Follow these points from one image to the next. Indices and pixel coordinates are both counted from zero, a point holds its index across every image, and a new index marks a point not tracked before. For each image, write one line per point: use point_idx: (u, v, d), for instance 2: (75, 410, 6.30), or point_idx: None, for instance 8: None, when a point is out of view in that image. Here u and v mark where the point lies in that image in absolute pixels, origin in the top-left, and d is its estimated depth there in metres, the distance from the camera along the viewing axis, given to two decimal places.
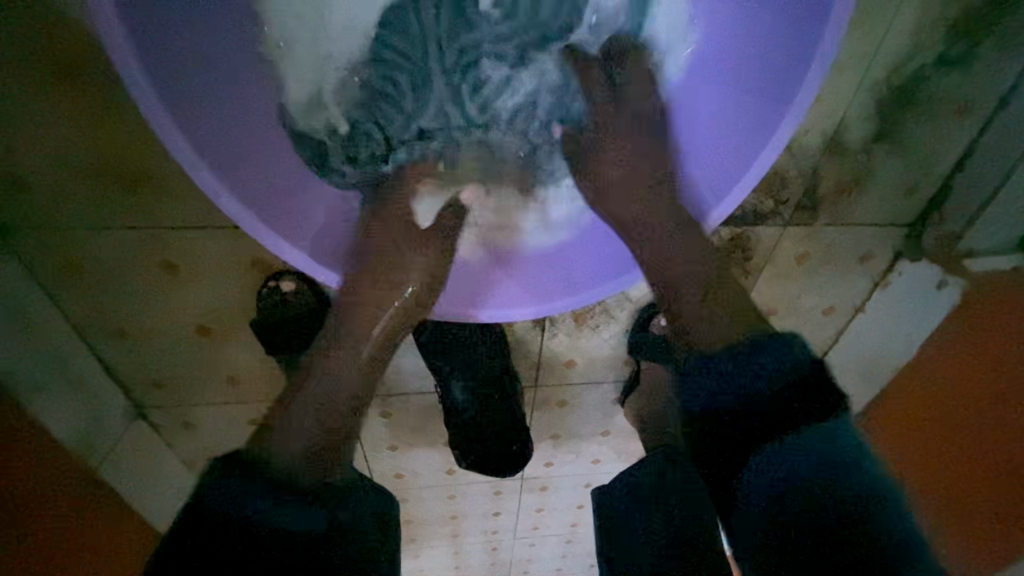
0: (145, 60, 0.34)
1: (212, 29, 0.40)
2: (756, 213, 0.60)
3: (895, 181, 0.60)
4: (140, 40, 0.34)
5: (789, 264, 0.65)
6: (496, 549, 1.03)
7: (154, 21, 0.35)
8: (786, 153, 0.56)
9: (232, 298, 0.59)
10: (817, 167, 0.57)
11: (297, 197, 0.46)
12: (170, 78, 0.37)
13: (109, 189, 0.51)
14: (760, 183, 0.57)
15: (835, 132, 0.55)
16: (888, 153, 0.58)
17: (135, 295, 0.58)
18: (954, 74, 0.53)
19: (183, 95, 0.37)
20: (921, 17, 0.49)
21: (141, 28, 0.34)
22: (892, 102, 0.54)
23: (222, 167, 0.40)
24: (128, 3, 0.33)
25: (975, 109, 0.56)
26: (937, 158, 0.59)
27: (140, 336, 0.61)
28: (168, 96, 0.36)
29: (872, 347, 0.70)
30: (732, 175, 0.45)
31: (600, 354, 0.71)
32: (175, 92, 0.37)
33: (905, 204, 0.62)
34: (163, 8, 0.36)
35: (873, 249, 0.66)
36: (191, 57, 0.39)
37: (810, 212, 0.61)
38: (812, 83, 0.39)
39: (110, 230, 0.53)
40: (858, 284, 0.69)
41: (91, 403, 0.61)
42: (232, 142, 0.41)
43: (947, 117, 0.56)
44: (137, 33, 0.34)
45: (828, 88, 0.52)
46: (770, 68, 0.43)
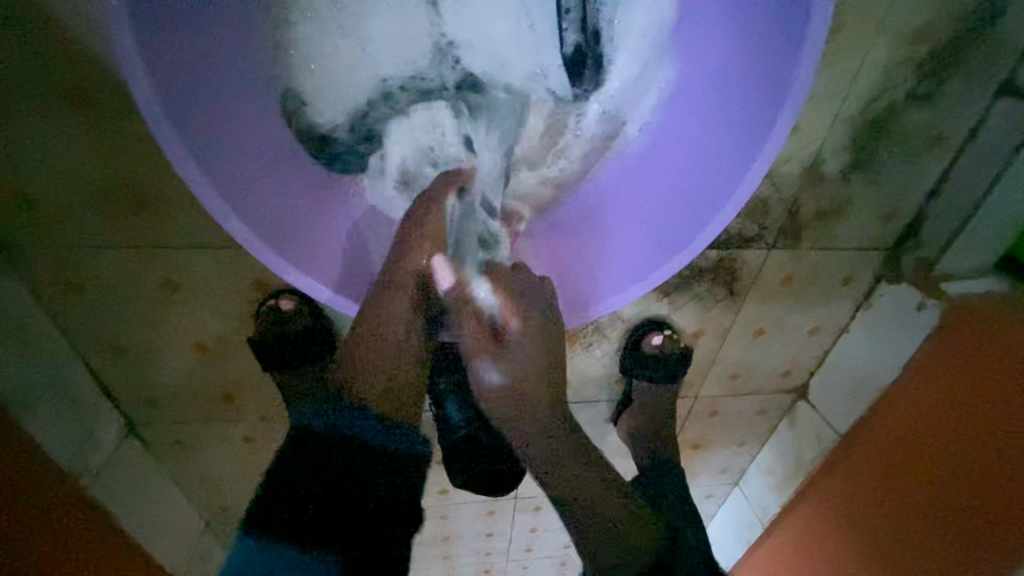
0: (162, 95, 0.38)
1: (229, 63, 0.44)
2: (741, 237, 0.62)
3: (873, 207, 0.63)
4: (159, 77, 0.37)
5: (774, 286, 0.67)
6: (490, 571, 1.02)
7: (174, 60, 0.39)
8: (768, 181, 0.58)
9: (231, 317, 0.60)
10: (798, 193, 0.60)
11: (302, 216, 0.49)
12: (187, 110, 0.40)
13: (114, 211, 0.52)
14: (745, 208, 0.60)
15: (815, 161, 0.58)
16: (866, 181, 0.60)
17: (136, 314, 0.58)
18: (924, 108, 0.56)
19: (200, 128, 0.41)
20: (890, 55, 0.53)
21: (159, 64, 0.37)
22: (867, 133, 0.57)
23: (233, 193, 0.43)
24: (147, 45, 0.36)
25: (947, 140, 0.59)
26: (911, 186, 0.62)
27: (138, 355, 0.61)
28: (184, 128, 0.39)
29: (857, 370, 0.73)
30: (693, 228, 0.49)
31: (592, 373, 0.72)
32: (190, 123, 0.40)
33: (884, 229, 0.65)
34: (182, 47, 0.39)
35: (854, 271, 0.68)
36: (208, 90, 0.42)
37: (792, 237, 0.63)
38: (785, 127, 0.43)
39: (114, 251, 0.54)
40: (840, 305, 0.71)
41: (86, 422, 0.61)
42: (245, 167, 0.44)
43: (920, 147, 0.59)
44: (156, 70, 0.37)
45: (806, 120, 0.55)
46: (745, 108, 0.46)
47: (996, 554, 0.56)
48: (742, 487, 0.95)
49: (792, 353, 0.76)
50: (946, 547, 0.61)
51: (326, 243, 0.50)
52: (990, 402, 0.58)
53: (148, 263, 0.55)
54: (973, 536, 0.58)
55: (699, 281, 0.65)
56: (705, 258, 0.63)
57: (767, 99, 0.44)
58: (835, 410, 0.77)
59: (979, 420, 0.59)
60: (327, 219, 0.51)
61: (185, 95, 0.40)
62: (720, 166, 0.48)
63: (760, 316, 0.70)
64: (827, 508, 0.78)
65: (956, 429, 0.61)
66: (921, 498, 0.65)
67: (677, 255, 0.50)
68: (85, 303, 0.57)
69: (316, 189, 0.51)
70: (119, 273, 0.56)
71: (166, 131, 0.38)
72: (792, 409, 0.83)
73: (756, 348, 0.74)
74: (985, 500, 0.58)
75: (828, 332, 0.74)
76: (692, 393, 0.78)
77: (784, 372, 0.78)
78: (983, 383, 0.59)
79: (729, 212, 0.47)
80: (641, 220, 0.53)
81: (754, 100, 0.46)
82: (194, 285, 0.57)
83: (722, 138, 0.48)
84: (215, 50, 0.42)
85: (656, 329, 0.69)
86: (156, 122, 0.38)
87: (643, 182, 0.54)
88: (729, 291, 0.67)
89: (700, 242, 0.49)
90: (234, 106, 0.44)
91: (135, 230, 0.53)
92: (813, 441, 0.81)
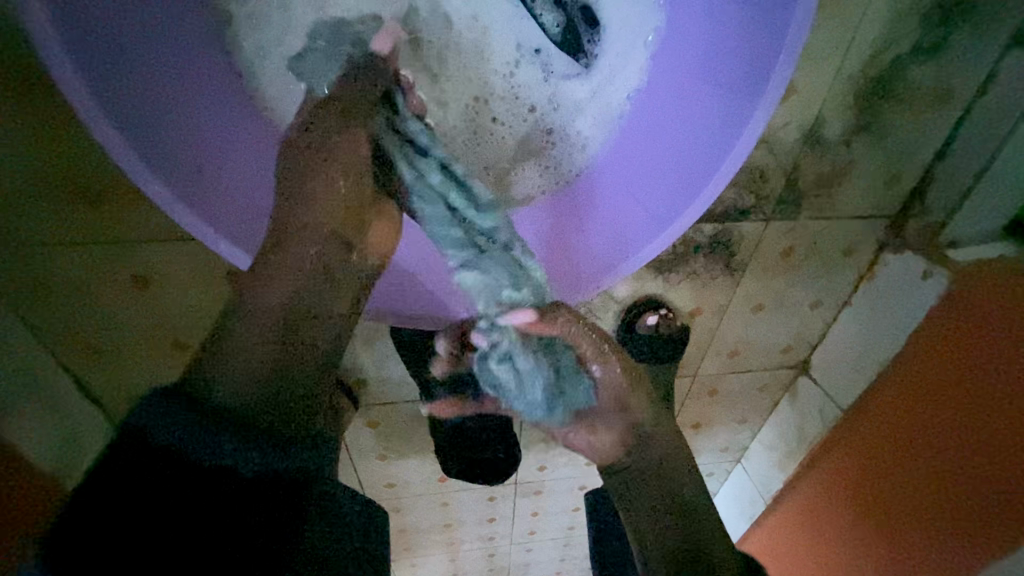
0: (72, 45, 0.34)
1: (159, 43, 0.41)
2: (737, 209, 0.59)
3: (876, 172, 0.59)
4: (83, 57, 0.35)
5: (774, 260, 0.65)
6: (493, 554, 1.02)
7: (97, 37, 0.36)
8: (765, 147, 0.55)
9: (209, 313, 0.58)
10: (797, 160, 0.57)
11: (256, 205, 0.46)
12: (112, 91, 0.37)
13: (74, 205, 0.49)
14: (740, 179, 0.57)
15: (814, 125, 0.55)
16: (869, 145, 0.57)
17: (112, 314, 0.56)
18: (931, 62, 0.53)
19: (132, 112, 0.38)
20: (894, 6, 0.49)
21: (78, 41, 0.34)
22: (870, 92, 0.53)
23: (175, 178, 0.40)
24: (66, 20, 0.33)
25: (955, 96, 0.55)
26: (916, 149, 0.58)
27: (118, 354, 0.59)
28: (112, 111, 0.37)
29: (859, 341, 0.72)
30: (692, 184, 0.44)
31: None
32: (118, 106, 0.37)
33: (888, 195, 0.62)
34: (103, 25, 0.36)
35: (857, 241, 0.65)
36: (136, 69, 0.39)
37: (792, 208, 0.60)
38: (780, 82, 0.38)
39: (76, 246, 0.51)
40: (842, 277, 0.69)
41: (74, 426, 0.59)
42: (190, 152, 0.42)
43: (926, 105, 0.55)
44: (77, 48, 0.34)
45: (804, 80, 0.52)
46: (739, 63, 0.41)
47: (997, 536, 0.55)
48: (744, 463, 0.95)
49: (794, 328, 0.74)
50: (976, 531, 0.57)
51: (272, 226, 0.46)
52: (998, 381, 0.56)
53: (109, 259, 0.53)
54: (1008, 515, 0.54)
55: (695, 258, 0.63)
56: (701, 233, 0.60)
57: (755, 35, 0.39)
58: (836, 385, 0.76)
59: (987, 399, 0.57)
60: (273, 202, 0.47)
61: (96, 52, 0.36)
62: (708, 133, 0.43)
63: (760, 291, 0.68)
64: (830, 481, 0.78)
65: (966, 402, 0.59)
66: (931, 476, 0.63)
67: (685, 214, 0.44)
68: (49, 303, 0.54)
69: (254, 163, 0.47)
70: (82, 270, 0.53)
71: (90, 112, 0.35)
72: (792, 386, 0.82)
73: (756, 324, 0.72)
74: (989, 480, 0.56)
75: (830, 304, 0.72)
76: (691, 372, 0.76)
77: (785, 348, 0.76)
78: (992, 360, 0.56)
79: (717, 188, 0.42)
80: (645, 185, 0.48)
81: (738, 37, 0.41)
82: (161, 279, 0.55)
83: (709, 100, 0.43)
84: (142, 30, 0.40)
85: (652, 309, 0.67)
86: (84, 107, 0.35)
87: (642, 145, 0.49)
88: (726, 266, 0.64)
89: (707, 197, 0.42)
90: (171, 88, 0.42)
91: (95, 224, 0.50)
92: (816, 416, 0.80)
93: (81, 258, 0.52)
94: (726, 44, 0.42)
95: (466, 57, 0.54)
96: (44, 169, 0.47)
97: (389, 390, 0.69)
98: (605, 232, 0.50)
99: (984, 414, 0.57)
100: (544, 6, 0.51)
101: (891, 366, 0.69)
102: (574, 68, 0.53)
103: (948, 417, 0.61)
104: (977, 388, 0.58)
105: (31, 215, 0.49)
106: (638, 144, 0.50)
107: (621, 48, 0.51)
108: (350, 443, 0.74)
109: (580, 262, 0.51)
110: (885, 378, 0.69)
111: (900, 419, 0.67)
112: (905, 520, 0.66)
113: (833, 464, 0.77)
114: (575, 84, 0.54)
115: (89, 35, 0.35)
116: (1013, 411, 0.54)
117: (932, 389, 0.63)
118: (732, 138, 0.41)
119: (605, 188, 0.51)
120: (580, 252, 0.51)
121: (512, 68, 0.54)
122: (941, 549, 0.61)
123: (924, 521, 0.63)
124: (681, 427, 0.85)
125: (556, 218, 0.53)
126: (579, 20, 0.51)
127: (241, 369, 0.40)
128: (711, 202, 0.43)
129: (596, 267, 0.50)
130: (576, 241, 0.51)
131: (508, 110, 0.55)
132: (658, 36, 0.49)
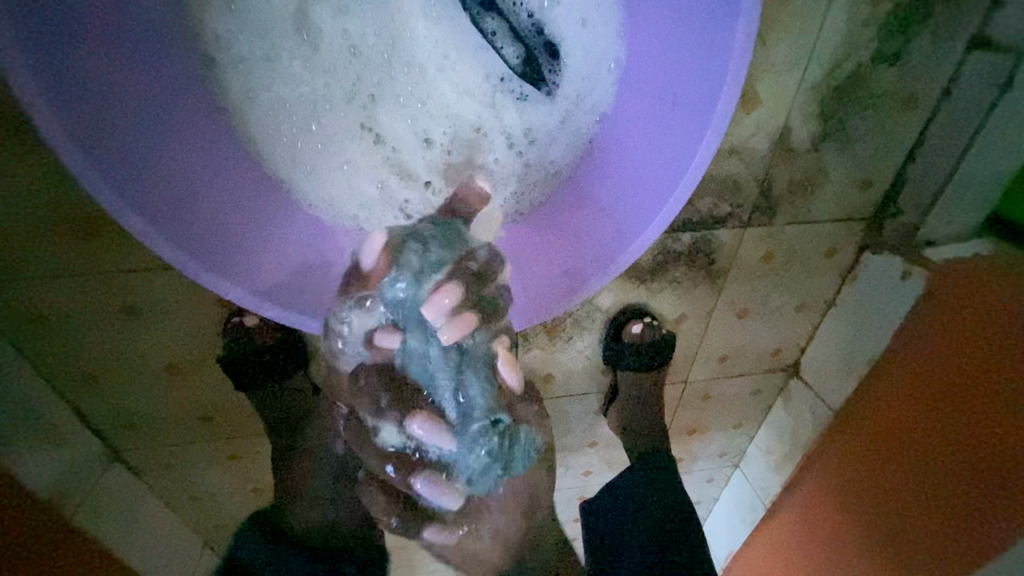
0: (54, 93, 0.34)
1: (142, 86, 0.41)
2: (714, 217, 0.60)
3: (849, 177, 0.61)
4: (64, 103, 0.35)
5: (754, 265, 0.65)
6: None
7: (76, 78, 0.36)
8: (736, 156, 0.56)
9: (200, 338, 0.59)
10: (770, 168, 0.58)
11: (242, 236, 0.46)
12: (93, 130, 0.37)
13: (67, 238, 0.51)
14: (715, 187, 0.58)
15: (784, 133, 0.56)
16: (839, 150, 0.58)
17: (107, 341, 0.58)
18: (893, 69, 0.54)
19: (114, 152, 0.38)
20: (851, 17, 0.50)
21: (58, 92, 0.35)
22: (836, 100, 0.55)
23: (157, 216, 0.41)
24: (49, 71, 0.34)
25: (919, 101, 0.56)
26: (887, 152, 0.60)
27: (113, 381, 0.61)
28: (95, 155, 0.37)
29: (846, 343, 0.72)
30: (659, 198, 0.45)
31: (578, 367, 0.71)
32: (101, 147, 0.38)
33: (863, 198, 0.63)
34: (84, 71, 0.36)
35: (837, 243, 0.66)
36: (120, 109, 0.39)
37: (768, 214, 0.61)
38: (731, 101, 0.40)
39: (72, 278, 0.53)
40: (825, 278, 0.69)
41: (73, 452, 0.60)
42: (173, 188, 0.42)
43: (893, 110, 0.57)
44: (55, 96, 0.35)
45: (770, 90, 0.53)
46: (696, 83, 0.42)
47: (989, 537, 0.55)
48: (742, 469, 0.95)
49: (780, 332, 0.74)
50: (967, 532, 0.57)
51: (261, 252, 0.47)
52: (974, 376, 0.57)
53: (103, 288, 0.54)
54: (994, 515, 0.54)
55: (676, 265, 0.64)
56: (679, 241, 0.61)
57: (708, 58, 0.41)
58: (827, 386, 0.76)
59: (968, 399, 0.57)
60: (259, 229, 0.48)
61: (81, 98, 0.36)
62: (668, 149, 0.45)
63: (744, 297, 0.68)
64: (826, 488, 0.77)
65: (949, 401, 0.60)
66: (919, 477, 0.63)
67: (652, 227, 0.45)
68: (48, 335, 0.56)
69: (242, 191, 0.47)
70: (79, 300, 0.54)
71: (72, 157, 0.36)
72: (785, 387, 0.82)
73: (743, 329, 0.72)
74: (973, 474, 0.57)
75: (816, 306, 0.73)
76: (680, 378, 0.77)
77: (775, 351, 0.77)
78: (969, 357, 0.57)
79: (681, 200, 0.44)
80: (619, 194, 0.49)
81: (695, 58, 0.42)
82: (153, 306, 0.56)
83: (667, 118, 0.45)
84: (127, 69, 0.39)
85: (636, 317, 0.68)
86: (65, 153, 0.35)
87: (612, 155, 0.51)
88: (708, 273, 0.65)
89: (670, 212, 0.44)
90: (159, 121, 0.42)
91: (89, 256, 0.52)
92: (807, 417, 0.80)
93: (77, 288, 0.54)
94: (684, 64, 0.43)
95: (441, 92, 0.54)
96: (39, 203, 0.49)
97: None
98: (587, 238, 0.51)
99: (965, 413, 0.58)
100: (505, 39, 0.52)
101: (875, 372, 0.70)
102: (538, 94, 0.54)
103: (929, 415, 0.62)
104: (963, 390, 0.58)
105: (27, 250, 0.51)
106: (608, 155, 0.51)
107: (585, 71, 0.53)
108: None
109: (567, 267, 0.51)
110: (869, 381, 0.70)
111: (887, 421, 0.68)
112: (900, 524, 0.66)
113: (827, 470, 0.77)
114: (543, 109, 0.55)
115: (74, 84, 0.36)
116: (987, 403, 0.55)
117: (918, 392, 0.63)
118: (693, 154, 0.42)
119: (579, 199, 0.52)
120: (566, 257, 0.51)
121: (478, 92, 0.55)
122: (937, 553, 0.61)
123: (914, 523, 0.64)
124: (674, 434, 0.85)
125: (542, 226, 0.54)
126: (540, 51, 0.52)
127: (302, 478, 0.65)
128: (675, 214, 0.44)
129: (583, 269, 0.50)
130: (562, 248, 0.52)
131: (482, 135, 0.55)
132: (619, 62, 0.50)
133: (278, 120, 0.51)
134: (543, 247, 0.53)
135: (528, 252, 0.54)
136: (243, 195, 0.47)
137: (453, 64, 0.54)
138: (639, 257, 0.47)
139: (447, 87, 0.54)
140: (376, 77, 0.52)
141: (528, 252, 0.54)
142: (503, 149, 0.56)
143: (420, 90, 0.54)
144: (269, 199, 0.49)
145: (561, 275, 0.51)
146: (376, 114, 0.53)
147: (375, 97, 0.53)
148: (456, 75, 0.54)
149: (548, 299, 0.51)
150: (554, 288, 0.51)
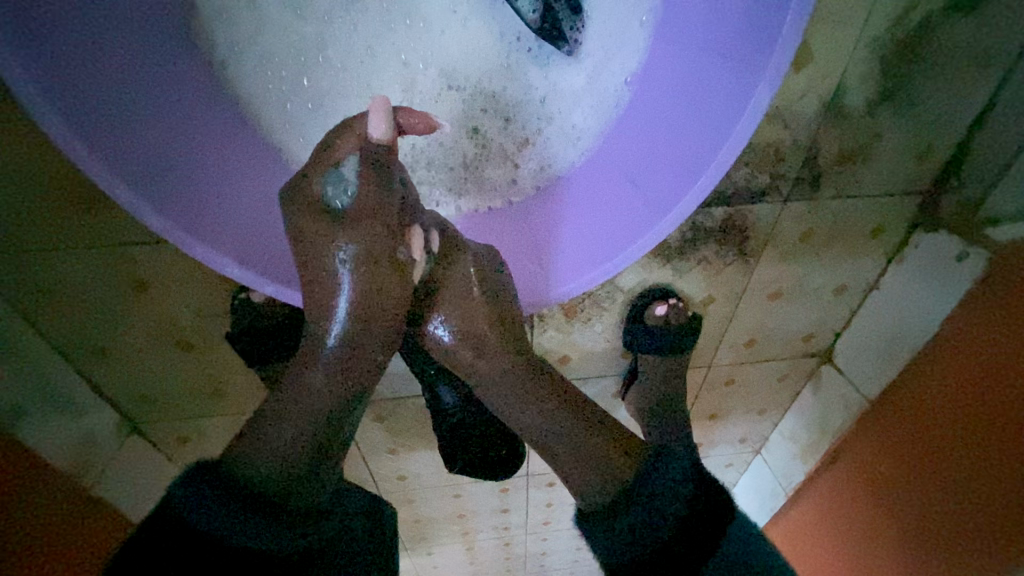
0: (28, 54, 0.32)
1: (123, 45, 0.37)
2: (750, 190, 0.55)
3: (906, 145, 0.55)
4: (40, 58, 0.33)
5: (792, 242, 0.60)
6: (509, 544, 1.02)
7: (54, 41, 0.33)
8: (780, 121, 0.51)
9: (209, 312, 0.58)
10: (816, 134, 0.52)
11: (237, 207, 0.43)
12: (76, 96, 0.35)
13: (69, 208, 0.49)
14: (752, 158, 0.53)
15: (835, 95, 0.50)
16: (897, 114, 0.52)
17: (112, 315, 0.57)
18: (967, 21, 0.48)
19: (97, 119, 0.36)
20: None
21: (30, 45, 0.32)
22: (898, 56, 0.49)
23: (148, 186, 0.38)
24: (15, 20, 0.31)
25: (995, 60, 0.50)
26: (951, 117, 0.53)
27: (124, 354, 0.60)
28: (75, 120, 0.34)
29: (887, 328, 0.67)
30: (695, 163, 0.41)
31: (595, 349, 0.68)
32: (83, 110, 0.35)
33: (920, 170, 0.57)
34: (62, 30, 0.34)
35: (884, 220, 0.61)
36: (102, 70, 0.36)
37: (810, 187, 0.56)
38: (790, 47, 0.35)
39: (74, 250, 0.51)
40: (870, 259, 0.64)
41: (87, 424, 0.60)
42: (159, 156, 0.39)
43: (963, 69, 0.50)
44: (23, 49, 0.32)
45: (821, 46, 0.47)
46: (744, 33, 0.38)
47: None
48: (764, 453, 0.91)
49: (815, 315, 0.69)
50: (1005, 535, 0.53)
51: (262, 228, 0.44)
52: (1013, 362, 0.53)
53: (105, 260, 0.53)
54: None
55: (705, 243, 0.59)
56: (711, 217, 0.57)
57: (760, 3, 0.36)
58: (864, 372, 0.71)
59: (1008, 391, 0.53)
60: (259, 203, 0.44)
61: (55, 54, 0.33)
62: (710, 108, 0.40)
63: (777, 277, 0.64)
64: (840, 488, 0.76)
65: (992, 395, 0.55)
66: (956, 475, 0.59)
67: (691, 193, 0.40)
68: (52, 308, 0.55)
69: (241, 161, 0.44)
70: (82, 273, 0.53)
71: (54, 125, 0.33)
72: (815, 373, 0.78)
73: (775, 312, 0.68)
74: (985, 504, 0.56)
75: (857, 289, 0.67)
76: (704, 362, 0.73)
77: (808, 336, 0.72)
78: (1003, 386, 0.54)
79: (693, 200, 0.40)
80: (649, 161, 0.45)
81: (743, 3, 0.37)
82: (156, 276, 0.55)
83: (706, 85, 0.41)
84: (113, 22, 0.37)
85: (661, 298, 0.64)
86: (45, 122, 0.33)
87: (640, 121, 0.46)
88: (740, 251, 0.60)
89: (711, 177, 0.39)
90: (148, 87, 0.39)
91: (92, 227, 0.51)
92: (840, 404, 0.76)
93: (79, 261, 0.52)
94: (729, 12, 0.39)
95: (449, 45, 0.48)
96: (38, 172, 0.47)
97: (391, 385, 0.68)
98: (610, 208, 0.46)
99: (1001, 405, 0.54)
100: None
101: (909, 373, 0.66)
102: (559, 56, 0.49)
103: (956, 439, 0.60)
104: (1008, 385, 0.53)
105: (26, 222, 0.49)
106: (635, 122, 0.47)
107: (611, 30, 0.48)
108: (359, 437, 0.74)
109: (599, 237, 0.46)
110: (904, 383, 0.66)
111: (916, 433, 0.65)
112: (932, 523, 0.62)
113: (844, 474, 0.75)
114: (567, 72, 0.50)
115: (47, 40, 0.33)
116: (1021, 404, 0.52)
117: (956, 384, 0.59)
118: (740, 112, 0.37)
119: (604, 170, 0.48)
120: (597, 225, 0.47)
121: (493, 43, 0.49)
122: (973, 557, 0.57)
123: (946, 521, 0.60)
124: (695, 419, 0.82)
125: (555, 196, 0.50)
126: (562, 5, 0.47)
127: (298, 422, 0.44)
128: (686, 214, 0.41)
129: (616, 241, 0.45)
130: (588, 218, 0.47)
131: (502, 96, 0.50)
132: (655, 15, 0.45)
133: (264, 74, 0.46)
134: (561, 217, 0.49)
135: (546, 227, 0.49)
136: (244, 168, 0.44)
137: (470, 18, 0.48)
138: (578, 294, 0.46)
139: (458, 37, 0.48)
140: (380, 29, 0.47)
141: (547, 226, 0.49)
142: (522, 116, 0.50)
143: (440, 45, 0.48)
144: (269, 171, 0.46)
145: (589, 247, 0.46)
146: (381, 72, 0.48)
147: (383, 50, 0.47)
148: (470, 29, 0.48)
149: (581, 276, 0.46)
150: (585, 263, 0.46)
